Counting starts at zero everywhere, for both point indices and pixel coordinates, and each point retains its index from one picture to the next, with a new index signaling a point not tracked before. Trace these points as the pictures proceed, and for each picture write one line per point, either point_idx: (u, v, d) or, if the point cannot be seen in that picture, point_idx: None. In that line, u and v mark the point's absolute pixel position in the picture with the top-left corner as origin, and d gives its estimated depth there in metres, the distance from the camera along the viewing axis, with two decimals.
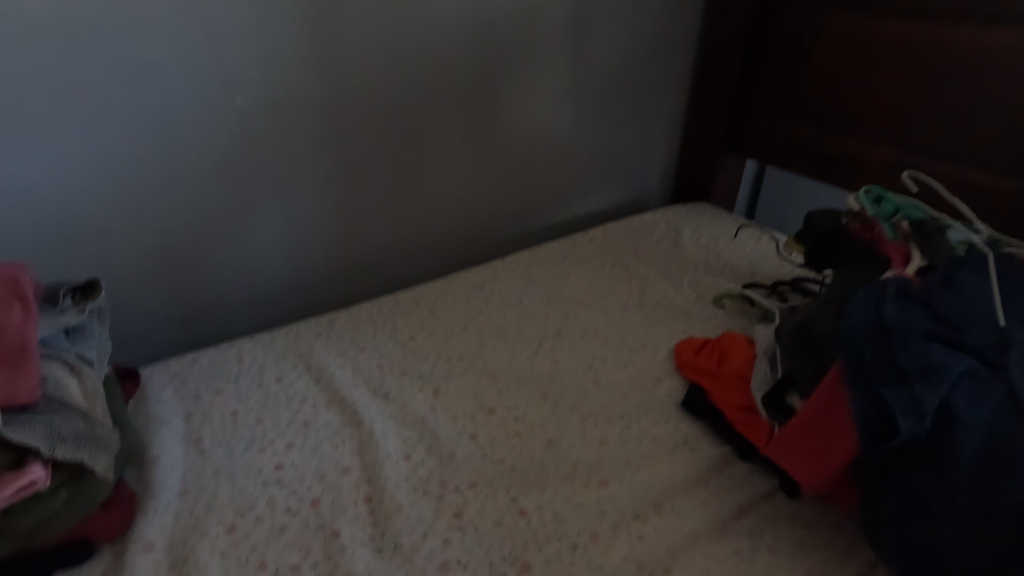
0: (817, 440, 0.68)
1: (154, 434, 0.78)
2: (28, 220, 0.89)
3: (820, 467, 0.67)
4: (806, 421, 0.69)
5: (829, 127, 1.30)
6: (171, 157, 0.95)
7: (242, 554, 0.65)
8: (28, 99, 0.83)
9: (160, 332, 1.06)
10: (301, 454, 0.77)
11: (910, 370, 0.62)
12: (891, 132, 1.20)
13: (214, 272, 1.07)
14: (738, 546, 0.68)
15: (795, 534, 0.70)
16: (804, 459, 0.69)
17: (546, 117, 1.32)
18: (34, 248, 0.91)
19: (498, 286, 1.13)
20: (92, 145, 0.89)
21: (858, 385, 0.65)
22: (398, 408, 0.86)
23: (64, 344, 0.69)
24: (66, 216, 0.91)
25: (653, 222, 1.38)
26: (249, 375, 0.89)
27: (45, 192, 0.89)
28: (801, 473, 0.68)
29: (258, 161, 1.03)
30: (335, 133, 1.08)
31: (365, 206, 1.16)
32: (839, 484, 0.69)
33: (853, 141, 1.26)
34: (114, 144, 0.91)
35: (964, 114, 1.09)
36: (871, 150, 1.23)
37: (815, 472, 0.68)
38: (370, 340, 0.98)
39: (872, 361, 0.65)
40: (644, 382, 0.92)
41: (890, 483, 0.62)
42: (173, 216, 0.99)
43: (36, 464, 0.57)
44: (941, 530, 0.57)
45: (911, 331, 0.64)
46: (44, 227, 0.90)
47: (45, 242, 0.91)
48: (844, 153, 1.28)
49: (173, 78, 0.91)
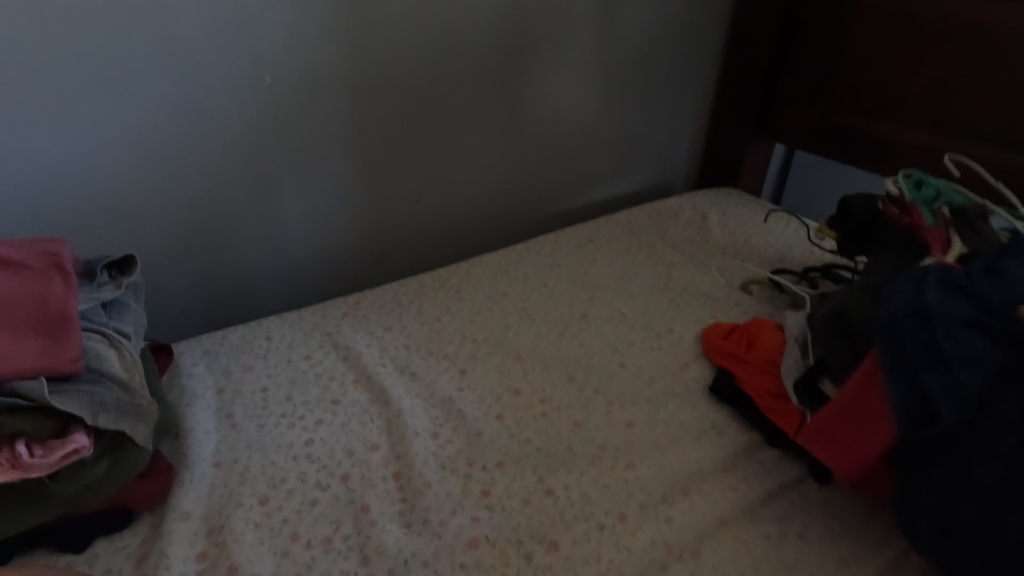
0: (851, 427, 0.67)
1: (187, 408, 0.80)
2: (64, 196, 0.90)
3: (855, 454, 0.66)
4: (840, 408, 0.68)
5: (865, 110, 1.27)
6: (201, 135, 0.96)
7: (275, 525, 0.67)
8: (62, 75, 0.84)
9: (191, 309, 1.07)
10: (330, 430, 0.78)
11: (950, 358, 0.60)
12: (927, 115, 1.17)
13: (240, 251, 1.07)
14: (767, 532, 0.68)
15: (825, 522, 0.69)
16: (838, 446, 0.68)
17: (572, 99, 1.30)
18: (69, 223, 0.92)
19: (522, 269, 1.12)
20: (123, 121, 0.90)
21: (897, 373, 0.63)
22: (425, 387, 0.86)
23: (102, 318, 0.70)
24: (100, 192, 0.93)
25: (678, 206, 1.36)
26: (278, 352, 0.91)
27: (80, 169, 0.90)
28: (834, 461, 0.67)
29: (286, 140, 1.03)
30: (362, 113, 1.07)
31: (390, 187, 1.16)
32: (873, 472, 0.68)
33: (888, 124, 1.23)
34: (147, 121, 0.92)
35: (1007, 98, 1.06)
36: (909, 134, 1.20)
37: (850, 459, 0.67)
38: (396, 320, 0.98)
39: (912, 348, 0.63)
40: (671, 366, 0.91)
41: (928, 472, 0.61)
42: (204, 195, 1.00)
43: (80, 432, 0.59)
44: (978, 518, 0.56)
45: (953, 319, 0.62)
46: (79, 203, 0.92)
47: (80, 218, 0.93)
48: (880, 137, 1.24)
49: (203, 55, 0.91)
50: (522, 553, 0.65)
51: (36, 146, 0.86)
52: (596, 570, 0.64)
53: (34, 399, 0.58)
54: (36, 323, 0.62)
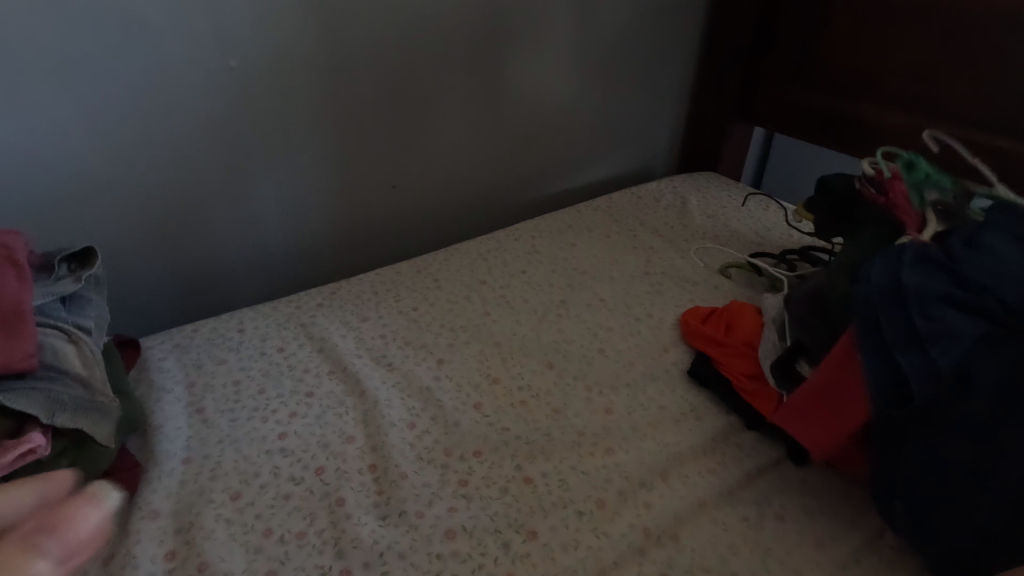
0: (827, 407, 0.67)
1: (156, 403, 0.78)
2: (21, 186, 0.87)
3: (831, 433, 0.66)
4: (816, 387, 0.68)
5: (844, 92, 1.27)
6: (165, 121, 0.92)
7: (247, 521, 0.65)
8: (13, 59, 0.80)
9: (160, 301, 1.04)
10: (305, 423, 0.77)
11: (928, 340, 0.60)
12: (905, 94, 1.17)
13: (211, 241, 1.04)
14: (746, 514, 0.68)
15: (804, 503, 0.69)
16: (814, 426, 0.68)
17: (551, 83, 1.28)
18: (27, 214, 0.89)
19: (502, 256, 1.11)
20: (81, 106, 0.86)
21: (872, 351, 0.63)
22: (402, 376, 0.85)
23: (61, 312, 0.68)
24: (60, 182, 0.89)
25: (659, 191, 1.35)
26: (250, 345, 0.88)
27: (38, 157, 0.86)
28: (811, 440, 0.67)
29: (256, 126, 1.00)
30: (335, 99, 1.05)
31: (365, 174, 1.13)
32: (850, 450, 0.68)
33: (866, 105, 1.23)
34: (107, 107, 0.88)
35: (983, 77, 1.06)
36: (886, 115, 1.20)
37: (826, 438, 0.67)
38: (373, 310, 0.96)
39: (887, 326, 0.63)
40: (651, 351, 0.91)
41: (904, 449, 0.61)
42: (171, 183, 0.97)
43: (36, 431, 0.57)
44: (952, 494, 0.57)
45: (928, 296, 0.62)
46: (38, 194, 0.88)
47: (40, 209, 0.89)
48: (858, 119, 1.24)
49: (165, 38, 0.88)
50: (500, 542, 0.64)
51: None
52: (575, 557, 0.63)
53: None
54: None
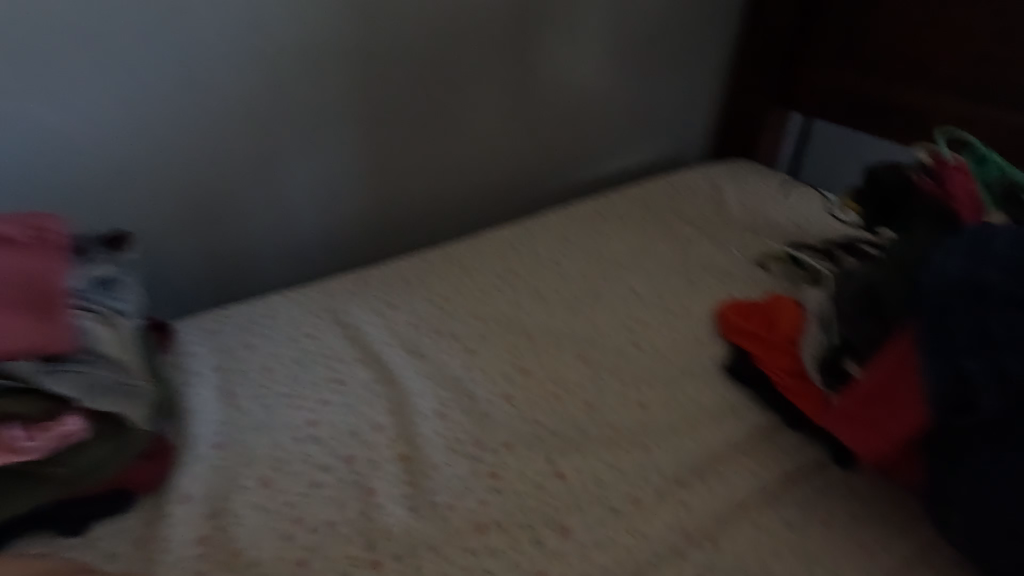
0: (880, 411, 0.64)
1: (189, 387, 0.78)
2: (57, 168, 0.87)
3: (884, 439, 0.63)
4: (868, 390, 0.65)
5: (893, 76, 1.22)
6: (197, 104, 0.92)
7: (279, 509, 0.65)
8: (48, 39, 0.80)
9: (191, 284, 1.04)
10: (335, 411, 0.76)
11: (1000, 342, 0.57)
12: (962, 78, 1.12)
13: (241, 226, 1.04)
14: (789, 518, 0.65)
15: (849, 509, 0.66)
16: (866, 431, 0.64)
17: (585, 68, 1.25)
18: (62, 195, 0.89)
19: (532, 245, 1.09)
20: (116, 88, 0.86)
21: (933, 356, 0.60)
22: (433, 366, 0.83)
23: (98, 295, 0.68)
24: (95, 164, 0.89)
25: (694, 179, 1.31)
26: (281, 330, 0.88)
27: (73, 139, 0.86)
28: (862, 446, 0.64)
29: (287, 109, 0.98)
30: (367, 83, 1.03)
31: (395, 160, 1.12)
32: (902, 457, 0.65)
33: (918, 92, 1.17)
34: (142, 89, 0.87)
35: None
36: (938, 102, 1.16)
37: (880, 445, 0.63)
38: (403, 298, 0.95)
39: (948, 329, 0.60)
40: (687, 345, 0.88)
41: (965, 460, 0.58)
42: (202, 167, 0.96)
43: (73, 415, 0.57)
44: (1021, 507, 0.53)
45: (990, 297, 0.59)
46: (73, 176, 0.88)
47: (75, 191, 0.89)
48: (908, 105, 1.19)
49: (199, 19, 0.87)
50: (534, 539, 0.63)
51: (25, 116, 0.82)
52: (610, 557, 0.61)
53: (24, 378, 0.56)
54: (25, 300, 0.60)
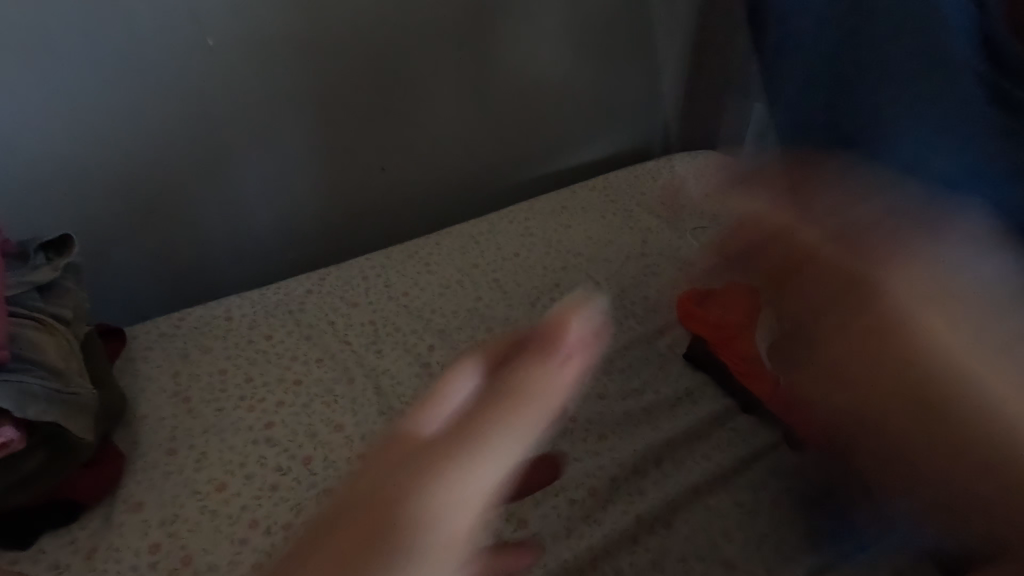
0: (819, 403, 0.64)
1: (141, 393, 0.76)
2: None
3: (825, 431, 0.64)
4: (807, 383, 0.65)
5: None
6: (142, 103, 0.90)
7: (232, 512, 0.64)
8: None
9: (147, 288, 1.03)
10: (292, 412, 0.75)
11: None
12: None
13: (196, 227, 1.02)
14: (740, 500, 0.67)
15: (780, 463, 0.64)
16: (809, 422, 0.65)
17: (544, 60, 1.24)
18: (5, 201, 0.87)
19: (494, 239, 1.08)
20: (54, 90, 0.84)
21: None
22: (392, 363, 0.83)
23: (37, 303, 0.66)
24: (36, 168, 0.87)
25: (655, 169, 1.32)
26: (238, 332, 0.87)
27: (12, 143, 0.84)
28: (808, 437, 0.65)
29: (237, 106, 0.97)
30: (321, 79, 1.01)
31: (353, 156, 1.10)
32: None
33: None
34: (82, 91, 0.85)
35: None
36: None
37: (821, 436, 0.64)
38: (363, 295, 0.94)
39: None
40: (646, 334, 0.89)
41: None
42: (152, 167, 0.94)
43: (8, 426, 0.55)
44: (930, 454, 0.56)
45: None
46: (14, 180, 0.86)
47: (19, 196, 0.87)
48: None
49: (139, 17, 0.85)
50: None
51: None
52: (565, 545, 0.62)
53: None
54: None
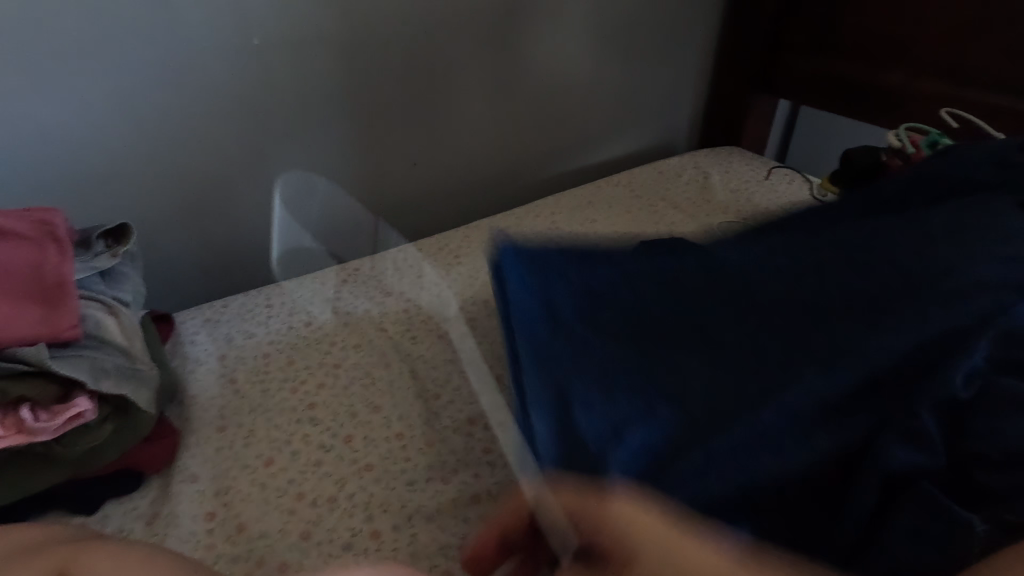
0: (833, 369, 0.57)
1: (191, 374, 0.81)
2: (56, 165, 0.90)
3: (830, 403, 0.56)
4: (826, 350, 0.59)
5: (871, 59, 1.24)
6: (190, 99, 0.94)
7: (281, 485, 0.68)
8: (39, 41, 0.82)
9: (190, 277, 1.07)
10: (332, 393, 0.79)
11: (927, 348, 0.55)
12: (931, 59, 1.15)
13: (236, 220, 1.06)
14: None
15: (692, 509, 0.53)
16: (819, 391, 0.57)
17: (572, 57, 1.27)
18: (64, 192, 0.92)
19: (522, 232, 1.11)
20: (111, 86, 0.89)
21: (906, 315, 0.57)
22: (427, 349, 0.86)
23: (101, 286, 0.71)
24: (92, 161, 0.92)
25: (680, 165, 1.34)
26: (278, 320, 0.91)
27: (71, 137, 0.89)
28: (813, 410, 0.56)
29: (278, 103, 1.01)
30: (354, 77, 1.05)
31: (387, 152, 1.14)
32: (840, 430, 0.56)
33: (896, 73, 1.21)
34: (136, 87, 0.90)
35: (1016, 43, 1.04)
36: (916, 84, 1.18)
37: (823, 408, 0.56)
38: (396, 286, 0.98)
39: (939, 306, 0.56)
40: None
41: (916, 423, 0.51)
42: (197, 161, 0.99)
43: (82, 397, 0.60)
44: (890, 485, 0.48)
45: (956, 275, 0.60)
46: (72, 172, 0.91)
47: (77, 188, 0.92)
48: (886, 88, 1.22)
49: (191, 19, 0.90)
50: None
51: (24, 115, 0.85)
52: None
53: (34, 363, 0.59)
54: (33, 291, 0.63)
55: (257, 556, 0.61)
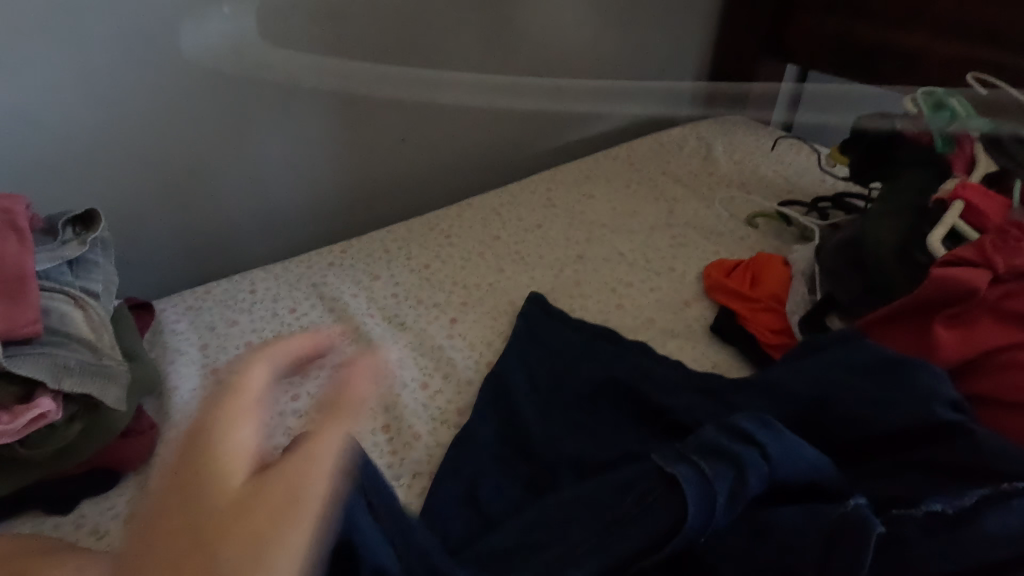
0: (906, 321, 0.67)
1: (170, 365, 0.75)
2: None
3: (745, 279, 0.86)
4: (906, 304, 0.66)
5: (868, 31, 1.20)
6: (123, 96, 0.86)
7: None
8: (45, 69, 0.80)
9: (175, 265, 1.01)
10: (318, 383, 0.75)
11: (821, 341, 0.67)
12: (942, 22, 1.10)
13: (196, 211, 0.98)
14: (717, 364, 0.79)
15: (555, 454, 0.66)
16: (903, 329, 0.66)
17: (566, 29, 1.20)
18: (19, 181, 0.84)
19: (516, 210, 1.06)
20: (28, 86, 0.80)
21: (810, 367, 0.64)
22: (415, 335, 0.82)
23: (67, 277, 0.67)
24: (36, 168, 0.84)
25: (682, 136, 1.27)
26: (263, 306, 0.85)
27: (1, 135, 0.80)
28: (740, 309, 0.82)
29: (260, 28, 0.91)
30: (337, 50, 0.98)
31: (372, 121, 1.07)
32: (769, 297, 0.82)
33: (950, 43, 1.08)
34: (54, 106, 0.82)
35: (980, 15, 1.05)
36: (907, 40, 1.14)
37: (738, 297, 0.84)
38: (385, 268, 0.93)
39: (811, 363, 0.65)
40: (672, 304, 0.88)
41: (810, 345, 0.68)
42: (175, 146, 0.92)
43: (45, 397, 0.57)
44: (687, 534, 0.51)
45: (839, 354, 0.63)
46: (27, 177, 0.84)
47: (29, 182, 0.84)
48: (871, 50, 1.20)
49: (189, 27, 0.86)
50: (518, 476, 0.65)
51: None
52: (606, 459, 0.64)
53: None
54: None
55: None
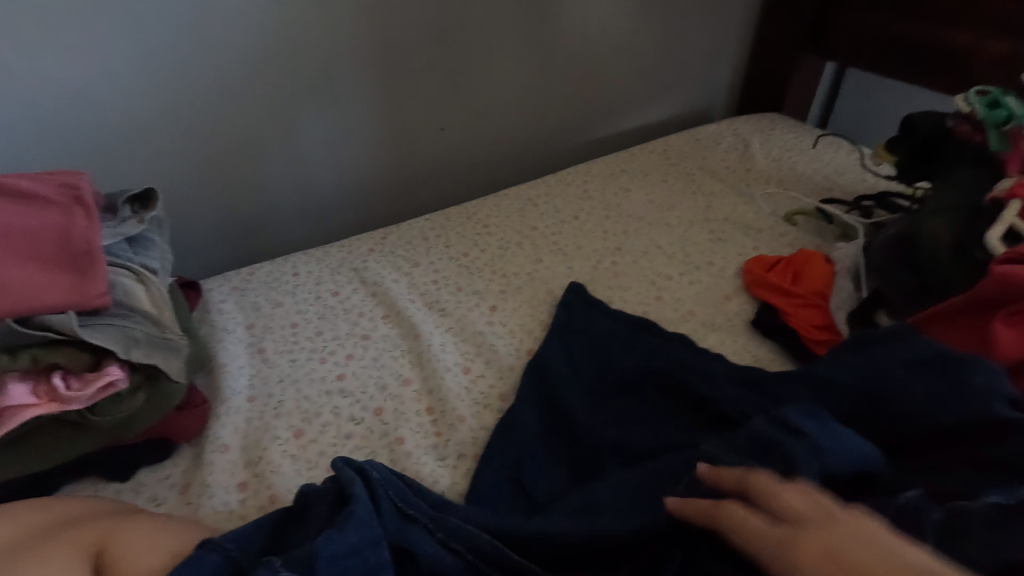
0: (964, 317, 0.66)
1: (219, 343, 0.77)
2: (52, 155, 0.84)
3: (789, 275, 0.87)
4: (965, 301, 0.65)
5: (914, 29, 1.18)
6: (176, 81, 0.87)
7: (311, 457, 0.66)
8: (102, 53, 0.81)
9: (218, 248, 1.03)
10: (362, 365, 0.76)
11: (872, 336, 0.66)
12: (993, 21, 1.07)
13: (242, 194, 1.01)
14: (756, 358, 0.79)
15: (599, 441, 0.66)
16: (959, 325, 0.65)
17: (605, 22, 1.19)
18: (74, 162, 0.86)
19: (553, 202, 1.07)
20: (85, 69, 0.81)
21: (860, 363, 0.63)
22: (456, 321, 0.83)
23: (129, 253, 0.69)
24: (90, 149, 0.86)
25: (718, 132, 1.26)
26: (307, 288, 0.86)
27: (58, 117, 0.83)
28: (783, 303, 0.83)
29: (305, 16, 0.92)
30: (379, 40, 0.99)
31: (411, 110, 1.08)
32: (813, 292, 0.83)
33: (1000, 42, 1.05)
34: (110, 90, 0.84)
35: None
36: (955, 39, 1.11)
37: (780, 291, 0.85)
38: (425, 255, 0.94)
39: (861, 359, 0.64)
40: (711, 298, 0.88)
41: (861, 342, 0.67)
42: (221, 131, 0.94)
43: (115, 366, 0.59)
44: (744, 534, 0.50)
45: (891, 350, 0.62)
46: (81, 159, 0.86)
47: (83, 163, 0.87)
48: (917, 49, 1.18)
49: (239, 16, 0.87)
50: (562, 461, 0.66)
51: (45, 92, 0.80)
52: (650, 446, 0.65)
53: (65, 331, 0.58)
54: (64, 257, 0.61)
55: (265, 499, 0.62)
